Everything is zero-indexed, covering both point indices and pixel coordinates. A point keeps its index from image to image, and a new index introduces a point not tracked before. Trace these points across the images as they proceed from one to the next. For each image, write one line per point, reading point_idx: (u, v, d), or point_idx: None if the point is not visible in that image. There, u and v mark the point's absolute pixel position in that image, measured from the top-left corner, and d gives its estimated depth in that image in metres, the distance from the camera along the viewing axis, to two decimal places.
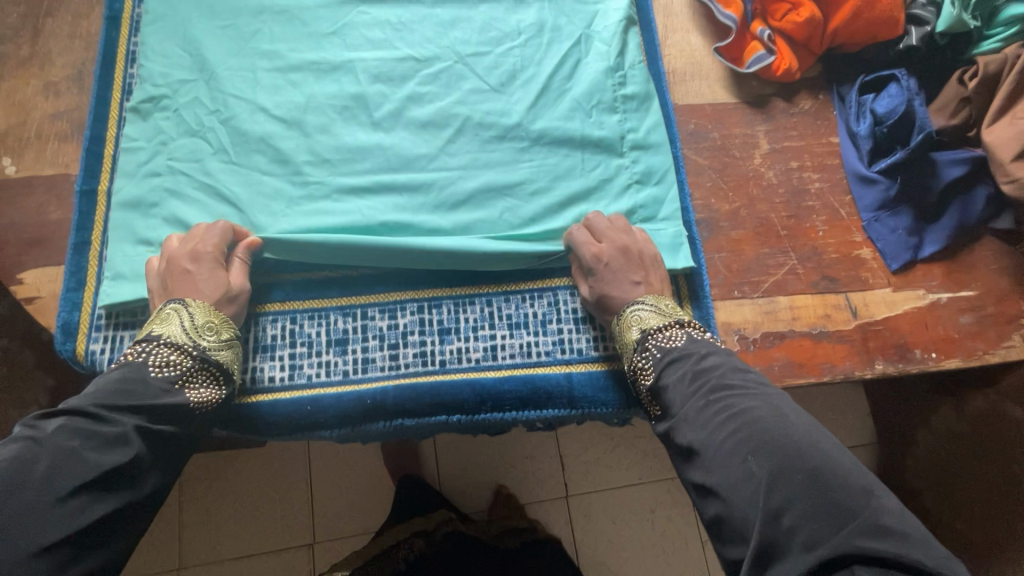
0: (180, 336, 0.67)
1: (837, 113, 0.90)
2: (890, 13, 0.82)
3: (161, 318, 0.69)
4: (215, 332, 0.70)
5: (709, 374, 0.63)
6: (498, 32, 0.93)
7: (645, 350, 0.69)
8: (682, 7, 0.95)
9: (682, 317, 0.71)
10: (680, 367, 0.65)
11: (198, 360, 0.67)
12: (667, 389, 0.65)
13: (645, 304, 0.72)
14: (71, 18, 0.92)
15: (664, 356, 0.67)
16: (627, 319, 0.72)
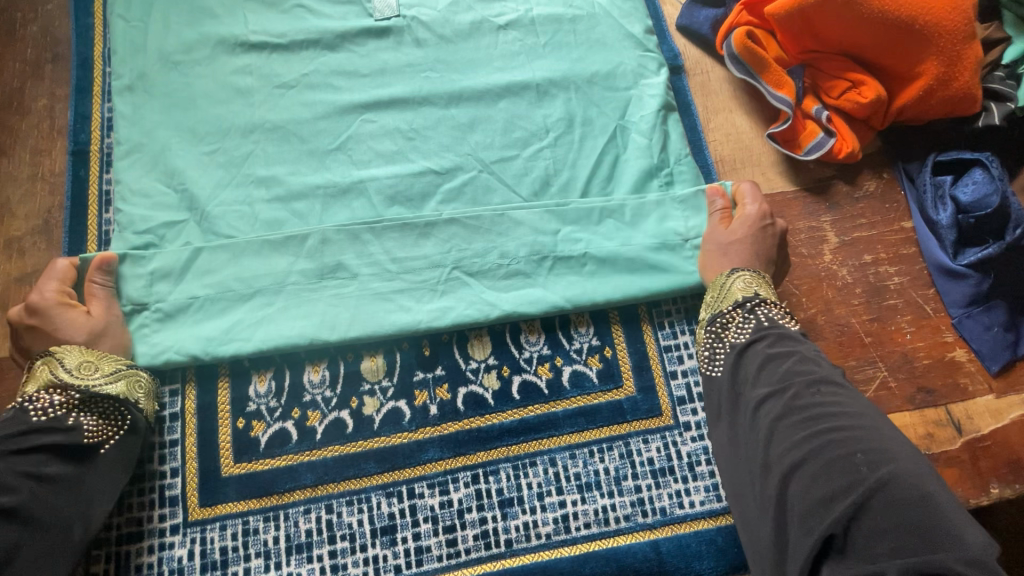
0: (72, 380, 0.64)
1: (906, 195, 0.81)
2: (968, 90, 0.73)
3: (94, 362, 0.65)
4: (97, 367, 0.65)
5: (803, 380, 0.61)
6: (524, 132, 0.82)
7: (749, 314, 0.68)
8: (722, 86, 0.87)
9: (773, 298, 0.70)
10: (774, 363, 0.64)
11: (83, 395, 0.63)
12: (741, 365, 0.65)
13: (750, 275, 0.71)
14: (30, 156, 0.79)
15: (765, 335, 0.66)
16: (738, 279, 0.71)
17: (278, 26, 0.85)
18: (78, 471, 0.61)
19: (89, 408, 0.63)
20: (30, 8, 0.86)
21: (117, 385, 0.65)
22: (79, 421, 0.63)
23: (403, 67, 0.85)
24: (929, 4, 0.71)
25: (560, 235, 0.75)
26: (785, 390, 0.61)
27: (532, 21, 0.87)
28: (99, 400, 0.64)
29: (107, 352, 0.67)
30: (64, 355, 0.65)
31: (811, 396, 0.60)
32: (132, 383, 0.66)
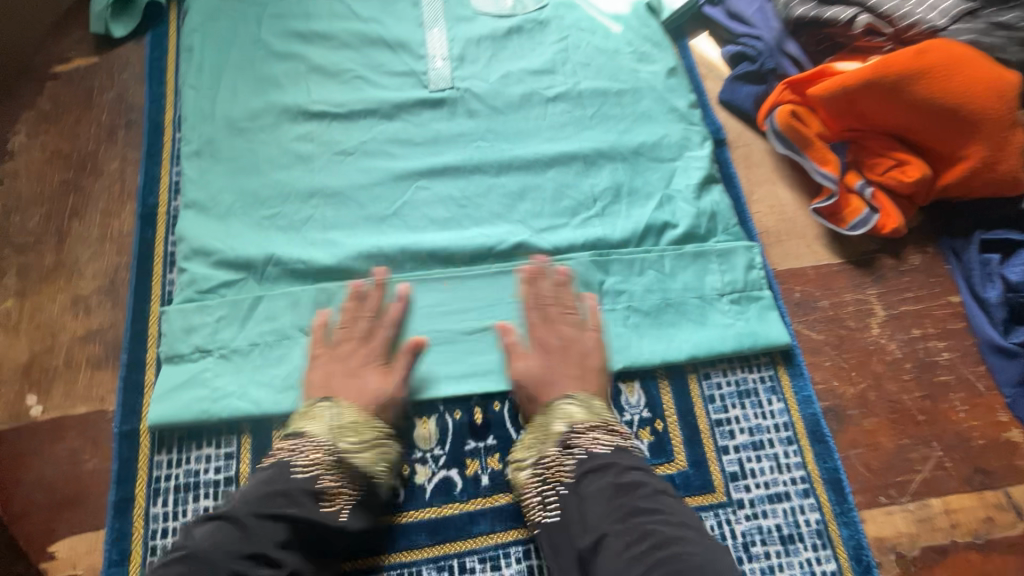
0: (335, 440, 0.66)
1: (951, 269, 0.82)
2: (1013, 175, 0.74)
3: (354, 429, 0.67)
4: (356, 433, 0.67)
5: (634, 491, 0.62)
6: (573, 202, 0.85)
7: (567, 450, 0.67)
8: (764, 159, 0.89)
9: (600, 425, 0.68)
10: (600, 479, 0.64)
11: (334, 461, 0.65)
12: (584, 497, 0.64)
13: (575, 402, 0.70)
14: (101, 217, 0.83)
15: (587, 460, 0.66)
16: (554, 411, 0.69)
17: (339, 96, 0.89)
18: (298, 511, 0.60)
19: (337, 472, 0.64)
20: (107, 76, 0.92)
21: (366, 454, 0.67)
22: (319, 475, 0.64)
23: (457, 137, 0.88)
24: (976, 92, 0.72)
25: (604, 286, 0.79)
26: (614, 501, 0.62)
27: (580, 94, 0.91)
28: (349, 467, 0.65)
29: (372, 417, 0.69)
30: (339, 410, 0.68)
31: (655, 505, 0.61)
32: (382, 453, 0.68)
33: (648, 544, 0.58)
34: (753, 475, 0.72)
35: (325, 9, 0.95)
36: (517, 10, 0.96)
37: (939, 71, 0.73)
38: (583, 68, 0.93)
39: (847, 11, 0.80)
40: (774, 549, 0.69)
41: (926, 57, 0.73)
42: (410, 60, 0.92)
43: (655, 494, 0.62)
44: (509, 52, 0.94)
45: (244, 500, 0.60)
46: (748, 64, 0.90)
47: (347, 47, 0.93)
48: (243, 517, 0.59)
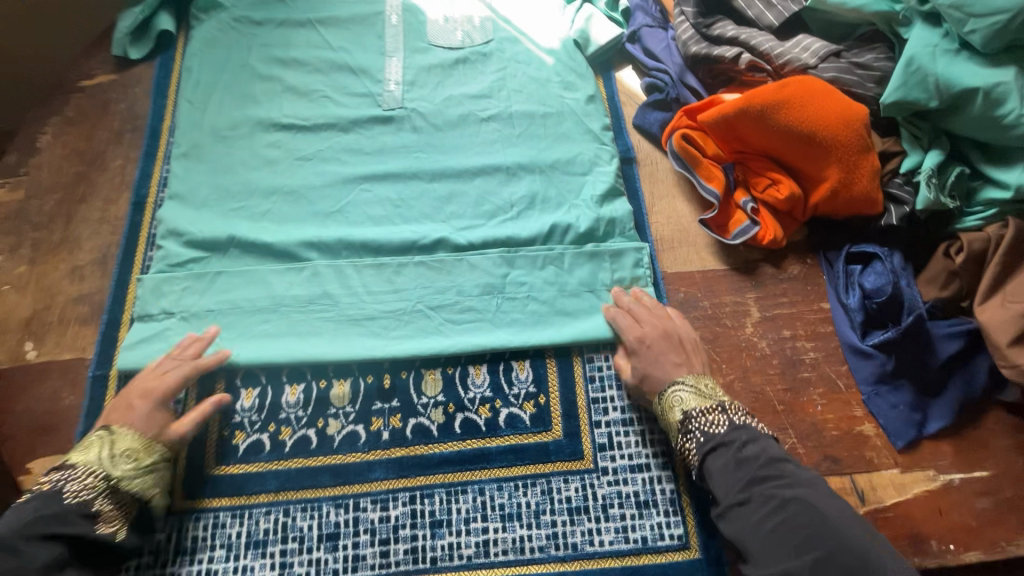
0: (108, 467, 0.72)
1: (825, 278, 0.91)
2: (868, 194, 0.83)
3: (123, 457, 0.73)
4: (135, 458, 0.74)
5: (757, 462, 0.71)
6: (492, 207, 0.97)
7: (688, 432, 0.76)
8: (667, 175, 1.01)
9: (709, 405, 0.76)
10: (725, 454, 0.73)
11: (112, 488, 0.71)
12: (712, 473, 0.73)
13: (685, 388, 0.78)
14: (102, 203, 1.01)
15: (704, 442, 0.74)
16: (669, 400, 0.78)
17: (305, 112, 1.06)
18: (80, 528, 0.68)
19: (112, 494, 0.71)
20: (121, 90, 1.11)
21: (142, 479, 0.73)
22: (101, 505, 0.70)
23: (400, 148, 1.03)
24: (830, 121, 0.82)
25: (508, 278, 0.90)
26: (740, 469, 0.71)
27: (510, 115, 1.05)
28: (120, 493, 0.72)
29: (150, 442, 0.75)
30: (113, 440, 0.74)
31: (773, 472, 0.70)
32: (156, 478, 0.75)
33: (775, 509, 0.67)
34: (620, 447, 0.81)
35: (302, 39, 1.11)
36: (465, 43, 1.11)
37: (798, 102, 0.83)
38: (516, 93, 1.06)
39: (731, 50, 0.92)
40: (630, 512, 0.78)
41: (788, 90, 0.84)
42: (368, 84, 1.08)
43: (775, 460, 0.71)
44: (453, 79, 1.08)
45: (18, 527, 0.66)
46: (658, 93, 1.03)
47: (317, 71, 1.09)
48: (14, 542, 0.64)
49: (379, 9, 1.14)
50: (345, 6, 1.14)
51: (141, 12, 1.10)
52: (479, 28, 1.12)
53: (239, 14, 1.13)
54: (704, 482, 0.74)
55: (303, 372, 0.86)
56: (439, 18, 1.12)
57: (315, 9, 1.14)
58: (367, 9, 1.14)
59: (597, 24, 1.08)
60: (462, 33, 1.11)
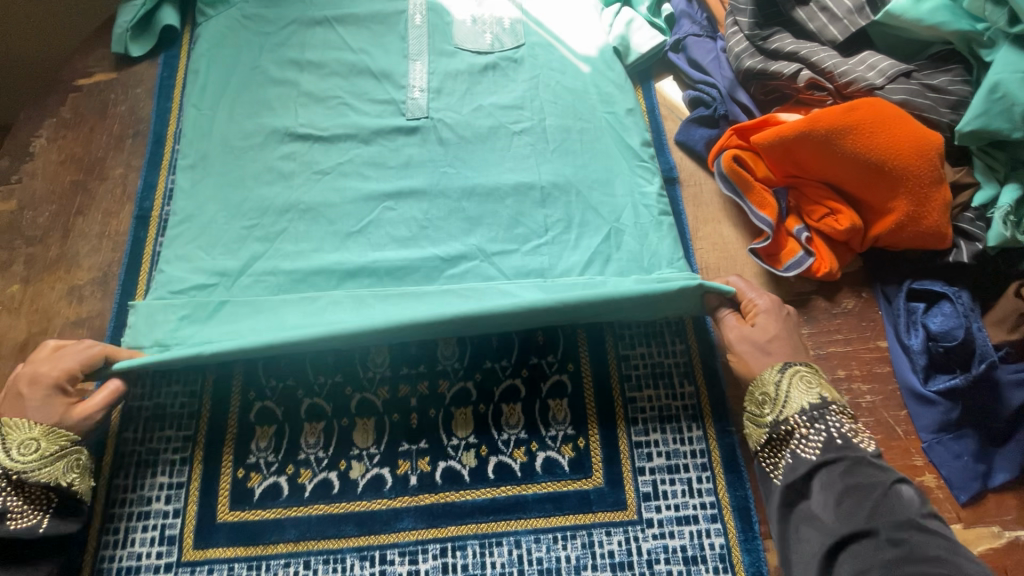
0: (8, 462, 0.67)
1: (883, 314, 0.85)
2: (938, 229, 0.77)
3: (21, 444, 0.68)
4: (35, 448, 0.68)
5: (893, 508, 0.62)
6: (526, 230, 0.90)
7: (816, 420, 0.69)
8: (712, 198, 0.94)
9: (838, 402, 0.71)
10: (850, 479, 0.64)
11: (13, 483, 0.67)
12: (825, 486, 0.65)
13: (807, 372, 0.72)
14: (102, 216, 0.93)
15: (832, 441, 0.68)
16: (796, 377, 0.72)
17: (322, 121, 0.97)
18: None
19: (17, 490, 0.67)
20: (123, 91, 1.02)
21: (49, 469, 0.68)
22: (6, 503, 0.67)
23: (426, 164, 0.95)
24: (900, 149, 0.76)
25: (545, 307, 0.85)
26: (865, 508, 0.62)
27: (544, 129, 0.96)
28: (28, 488, 0.68)
29: (50, 429, 0.69)
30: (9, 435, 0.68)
31: (918, 524, 0.60)
32: (69, 463, 0.70)
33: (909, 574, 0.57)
34: (665, 496, 0.76)
35: (317, 39, 1.01)
36: (495, 48, 1.00)
37: (866, 128, 0.77)
38: (550, 103, 0.97)
39: (790, 66, 0.86)
40: (677, 568, 0.73)
41: (855, 114, 0.77)
42: (391, 90, 0.98)
43: (920, 514, 0.61)
44: (483, 87, 0.99)
45: None
46: (704, 108, 0.96)
47: (334, 75, 0.99)
48: None
49: (402, 7, 1.03)
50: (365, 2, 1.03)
51: (142, 4, 1.01)
52: (509, 31, 1.01)
53: (246, 7, 1.02)
54: (813, 493, 0.66)
55: (322, 407, 0.80)
56: (466, 19, 1.02)
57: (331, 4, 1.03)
58: (389, 7, 1.03)
59: (637, 29, 1.00)
60: (491, 37, 1.01)
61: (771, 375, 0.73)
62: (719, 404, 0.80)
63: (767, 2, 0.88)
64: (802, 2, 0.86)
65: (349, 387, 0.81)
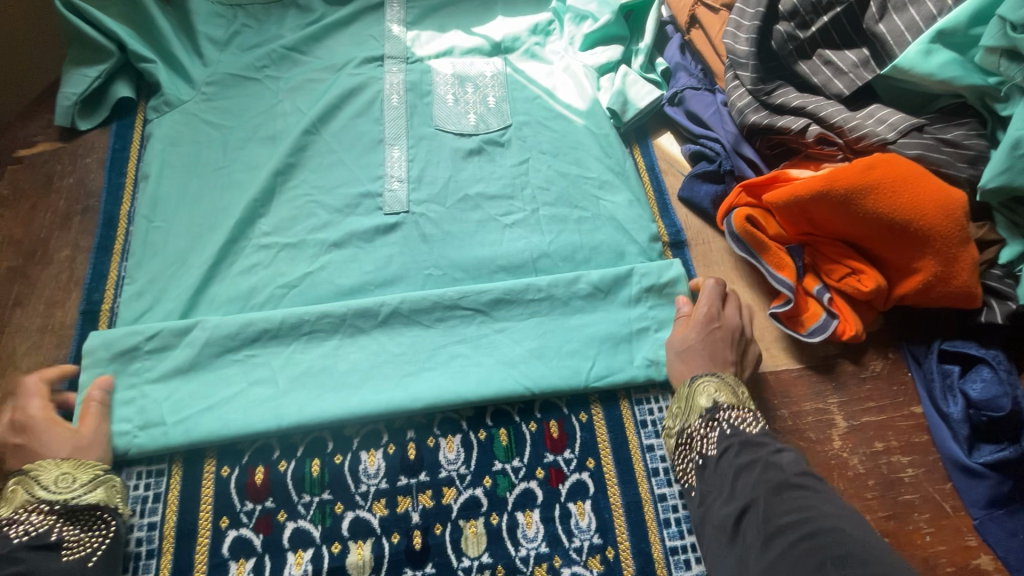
0: (49, 496, 0.64)
1: (914, 377, 0.80)
2: (968, 289, 0.73)
3: (62, 473, 0.65)
4: (73, 479, 0.65)
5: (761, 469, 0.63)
6: (524, 344, 0.78)
7: (711, 422, 0.70)
8: (723, 256, 0.89)
9: (736, 404, 0.71)
10: (729, 459, 0.66)
11: (58, 511, 0.63)
12: (713, 471, 0.67)
13: (716, 381, 0.72)
14: (43, 307, 0.81)
15: (729, 437, 0.68)
16: (696, 388, 0.73)
17: (288, 224, 0.85)
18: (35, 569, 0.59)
19: (71, 521, 0.63)
20: (70, 161, 0.92)
21: (97, 492, 0.66)
22: (61, 536, 0.62)
23: (410, 267, 0.84)
24: (924, 209, 0.72)
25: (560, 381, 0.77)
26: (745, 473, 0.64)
27: (537, 221, 0.87)
28: (78, 513, 0.64)
29: (85, 459, 0.67)
30: (45, 469, 0.65)
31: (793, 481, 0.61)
32: (109, 489, 0.67)
33: (799, 526, 0.55)
34: None
35: (283, 124, 0.92)
36: (479, 129, 0.93)
37: (888, 187, 0.73)
38: (540, 193, 0.89)
39: (798, 121, 0.82)
40: None
41: (874, 172, 0.73)
42: (364, 182, 0.89)
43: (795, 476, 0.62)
44: (468, 174, 0.90)
45: None
46: (706, 163, 0.92)
47: (303, 159, 0.90)
48: None
49: (378, 88, 0.95)
50: (336, 80, 0.95)
51: (95, 76, 0.92)
52: (494, 111, 0.94)
53: (203, 97, 0.93)
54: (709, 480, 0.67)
55: (312, 532, 0.69)
56: (447, 98, 0.95)
57: (300, 85, 0.95)
58: (363, 83, 0.95)
59: (633, 83, 0.95)
60: (476, 117, 0.94)
61: (682, 391, 0.74)
62: None
63: (768, 57, 0.85)
64: (805, 56, 0.84)
65: (339, 505, 0.71)
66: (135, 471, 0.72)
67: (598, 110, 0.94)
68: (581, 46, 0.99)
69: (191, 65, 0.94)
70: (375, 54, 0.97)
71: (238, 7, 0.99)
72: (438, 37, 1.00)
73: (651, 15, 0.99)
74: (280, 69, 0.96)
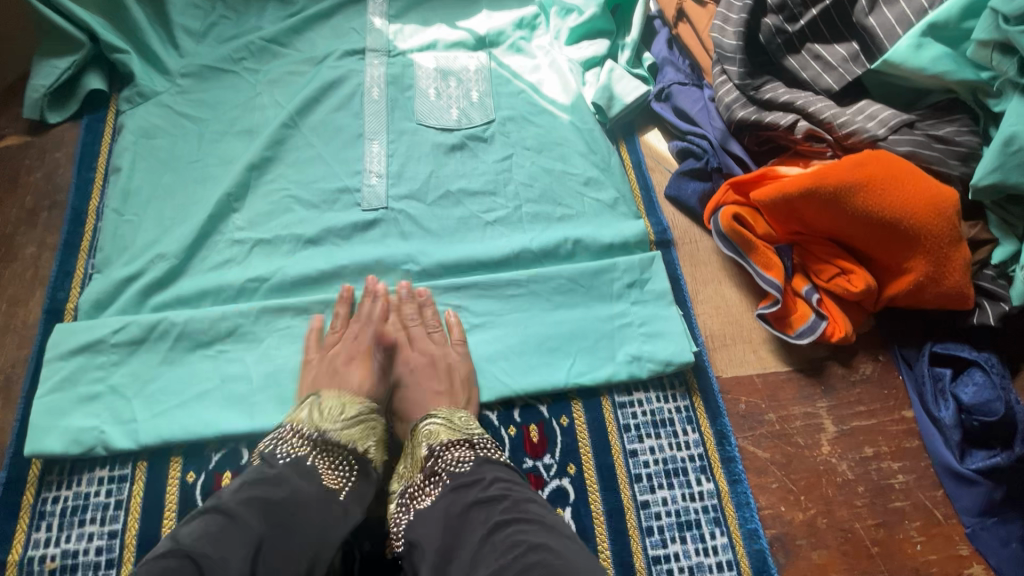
0: (317, 424, 0.63)
1: (905, 380, 0.77)
2: (960, 290, 0.71)
3: (292, 409, 0.66)
4: (342, 414, 0.66)
5: (496, 502, 0.57)
6: (504, 343, 0.76)
7: (433, 474, 0.62)
8: (710, 255, 0.87)
9: (456, 438, 0.65)
10: (464, 494, 0.59)
11: (319, 441, 0.62)
12: (420, 525, 0.58)
13: (438, 421, 0.67)
14: (7, 306, 0.79)
15: (456, 477, 0.61)
16: (418, 434, 0.67)
17: (263, 219, 0.83)
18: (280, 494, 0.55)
19: (323, 451, 0.61)
20: (39, 155, 0.89)
21: (352, 431, 0.65)
22: (315, 464, 0.60)
23: (388, 265, 0.81)
24: (914, 207, 0.70)
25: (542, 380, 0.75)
26: (450, 517, 0.57)
27: (521, 218, 0.85)
28: (333, 445, 0.62)
29: (357, 397, 0.69)
30: (339, 401, 0.67)
31: (512, 515, 0.55)
32: (367, 429, 0.66)
33: (513, 555, 0.51)
34: None
35: (260, 117, 0.89)
36: (462, 124, 0.90)
37: (878, 185, 0.71)
38: (524, 189, 0.87)
39: (786, 116, 0.80)
40: None
41: (863, 169, 0.71)
42: (344, 177, 0.86)
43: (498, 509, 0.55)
44: (450, 169, 0.88)
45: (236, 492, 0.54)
46: (694, 160, 0.89)
47: (281, 152, 0.87)
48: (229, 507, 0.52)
49: (359, 79, 0.93)
50: (316, 73, 0.93)
51: (65, 67, 0.89)
52: (477, 105, 0.92)
53: (178, 89, 0.90)
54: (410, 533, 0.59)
55: None
56: (430, 91, 0.92)
57: (279, 78, 0.92)
58: (343, 76, 0.93)
59: (619, 78, 0.93)
60: (458, 111, 0.91)
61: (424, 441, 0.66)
62: (740, 510, 0.71)
63: (757, 51, 0.84)
64: (793, 50, 0.82)
65: None
66: (97, 476, 0.69)
67: (584, 105, 0.92)
68: (568, 40, 0.96)
69: (166, 56, 0.92)
70: (356, 46, 0.95)
71: None
72: (421, 30, 0.97)
73: (637, 10, 0.97)
74: (258, 62, 0.93)
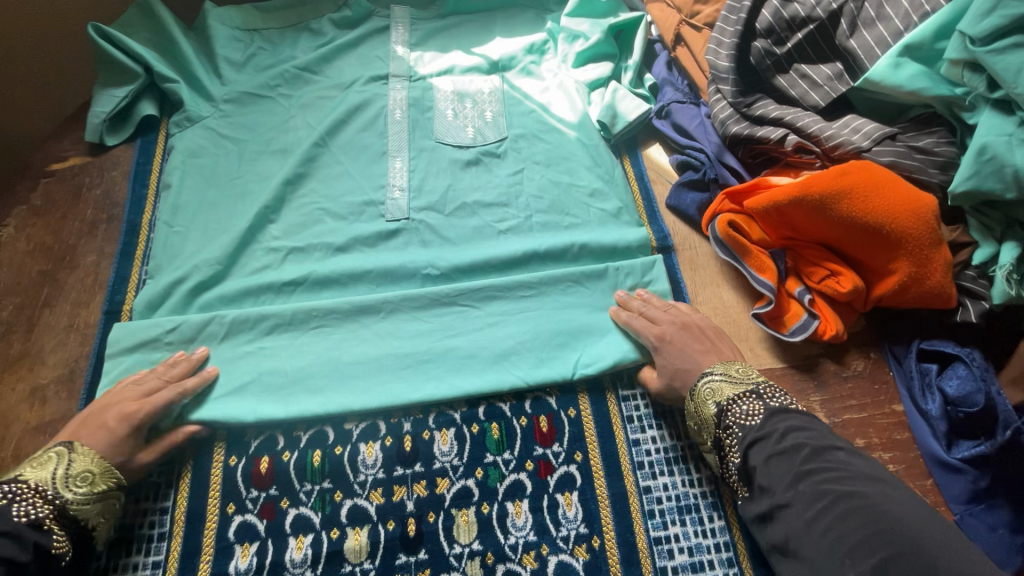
0: (60, 487, 0.65)
1: (895, 376, 0.82)
2: (942, 289, 0.76)
3: (36, 460, 0.67)
4: (88, 483, 0.67)
5: (800, 454, 0.64)
6: (516, 340, 0.83)
7: (726, 427, 0.71)
8: (709, 260, 0.93)
9: (741, 392, 0.72)
10: (766, 447, 0.67)
11: (56, 507, 0.65)
12: (757, 470, 0.67)
13: (717, 376, 0.74)
14: (70, 308, 0.88)
15: (745, 433, 0.69)
16: (701, 393, 0.74)
17: (297, 229, 0.91)
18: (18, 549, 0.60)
19: (60, 522, 0.65)
20: (98, 174, 0.99)
21: (94, 505, 0.67)
22: (49, 532, 0.64)
23: (409, 270, 0.88)
24: (896, 212, 0.75)
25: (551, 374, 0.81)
26: (788, 461, 0.65)
27: (531, 227, 0.92)
28: (74, 516, 0.66)
29: (109, 466, 0.69)
30: (71, 458, 0.67)
31: (819, 465, 0.63)
32: (109, 504, 0.68)
33: (827, 502, 0.60)
34: None
35: (294, 137, 0.99)
36: (477, 141, 0.99)
37: (861, 192, 0.76)
38: (534, 200, 0.94)
39: (776, 131, 0.86)
40: None
41: (848, 178, 0.77)
42: (369, 190, 0.94)
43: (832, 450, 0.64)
44: (466, 183, 0.96)
45: None
46: (693, 172, 0.96)
47: (313, 169, 0.96)
48: None
49: (383, 102, 1.02)
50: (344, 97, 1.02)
51: (123, 95, 0.99)
52: (491, 124, 1.00)
53: (220, 114, 1.00)
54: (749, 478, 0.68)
55: (312, 519, 0.73)
56: (447, 112, 1.01)
57: (311, 102, 1.02)
58: (369, 100, 1.02)
59: (622, 97, 1.00)
60: (473, 130, 0.99)
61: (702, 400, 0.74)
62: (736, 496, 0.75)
63: (749, 71, 0.90)
64: (782, 70, 0.88)
65: (338, 493, 0.75)
66: None
67: (589, 122, 1.00)
68: (574, 63, 1.04)
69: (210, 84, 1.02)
70: (381, 73, 1.04)
71: (256, 32, 1.07)
72: (439, 56, 1.06)
73: (639, 34, 1.05)
74: (292, 88, 1.03)
